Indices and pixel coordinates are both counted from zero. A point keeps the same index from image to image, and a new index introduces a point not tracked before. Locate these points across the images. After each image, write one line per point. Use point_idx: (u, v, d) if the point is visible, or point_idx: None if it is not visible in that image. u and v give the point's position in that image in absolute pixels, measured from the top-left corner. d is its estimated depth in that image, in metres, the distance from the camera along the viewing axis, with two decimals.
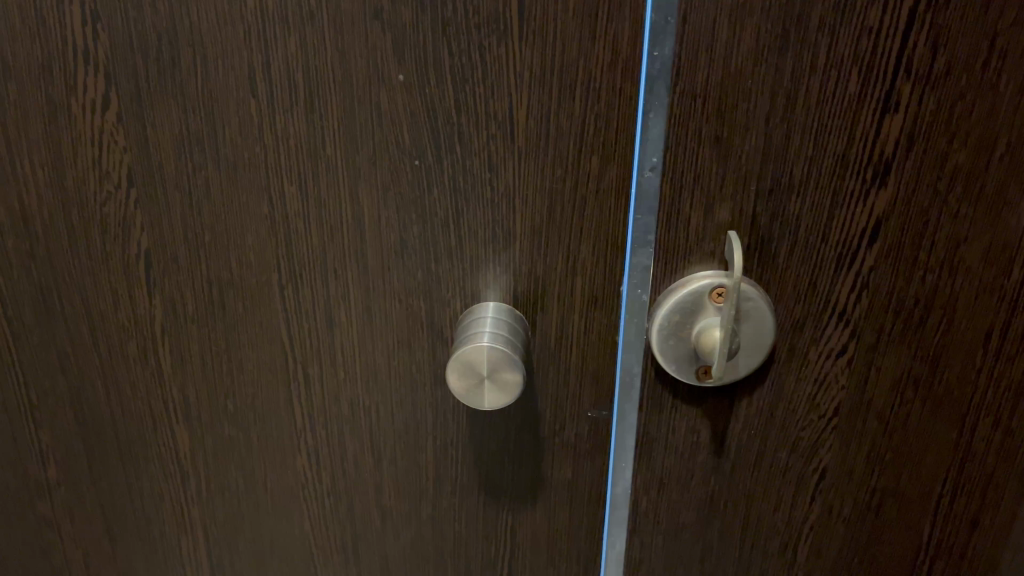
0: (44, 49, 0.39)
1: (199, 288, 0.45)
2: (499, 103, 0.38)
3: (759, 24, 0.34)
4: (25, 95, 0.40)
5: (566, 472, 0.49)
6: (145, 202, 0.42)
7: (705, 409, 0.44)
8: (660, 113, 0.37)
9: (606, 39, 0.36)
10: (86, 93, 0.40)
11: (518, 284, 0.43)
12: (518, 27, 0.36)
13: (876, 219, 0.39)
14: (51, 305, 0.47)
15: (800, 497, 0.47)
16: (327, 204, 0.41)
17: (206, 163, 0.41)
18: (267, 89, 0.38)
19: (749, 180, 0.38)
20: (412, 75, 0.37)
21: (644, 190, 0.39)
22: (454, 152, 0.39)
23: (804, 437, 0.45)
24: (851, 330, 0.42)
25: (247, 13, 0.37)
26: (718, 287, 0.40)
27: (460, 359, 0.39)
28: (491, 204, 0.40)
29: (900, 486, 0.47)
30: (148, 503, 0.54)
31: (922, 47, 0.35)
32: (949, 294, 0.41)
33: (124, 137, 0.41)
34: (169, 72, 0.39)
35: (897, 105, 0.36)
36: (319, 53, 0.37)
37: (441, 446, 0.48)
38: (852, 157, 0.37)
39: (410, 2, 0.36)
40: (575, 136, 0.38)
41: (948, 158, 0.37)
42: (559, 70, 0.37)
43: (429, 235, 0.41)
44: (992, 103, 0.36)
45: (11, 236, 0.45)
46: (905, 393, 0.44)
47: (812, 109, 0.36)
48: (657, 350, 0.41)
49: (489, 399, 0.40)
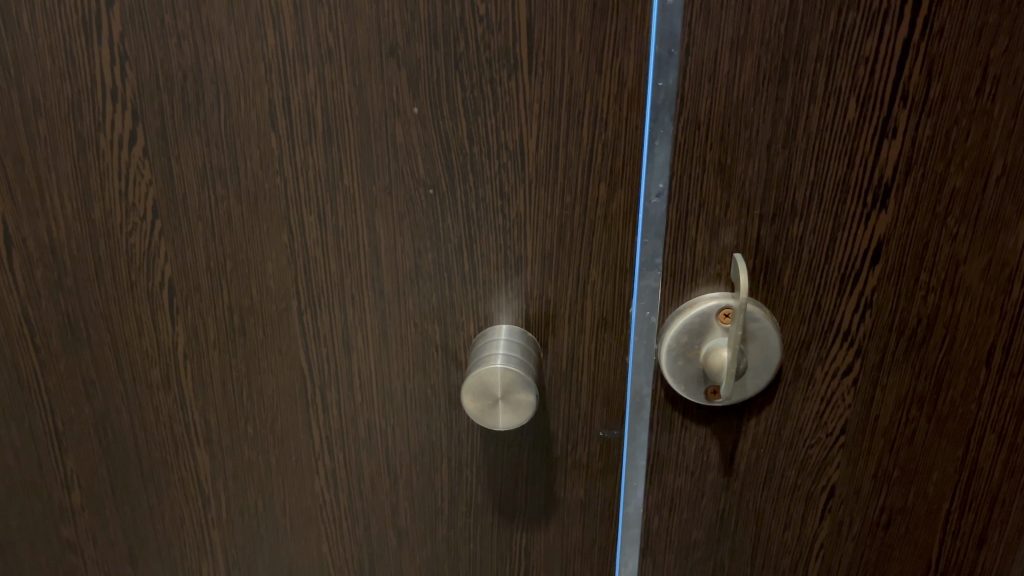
0: (74, 88, 0.41)
1: (220, 315, 0.46)
2: (510, 133, 0.39)
3: (759, 55, 0.36)
4: (56, 131, 0.42)
5: (579, 492, 0.50)
6: (169, 232, 0.44)
7: (715, 428, 0.45)
8: (665, 142, 0.38)
9: (612, 71, 0.37)
10: (113, 128, 0.41)
11: (530, 307, 0.44)
12: (527, 61, 0.37)
13: (877, 241, 0.40)
14: (78, 332, 0.48)
15: (809, 516, 0.48)
16: (345, 232, 0.43)
17: (228, 194, 0.42)
18: (287, 122, 0.40)
19: (752, 205, 0.39)
20: (425, 107, 0.39)
21: (650, 216, 0.41)
22: (467, 181, 0.40)
23: (812, 455, 0.46)
24: (856, 349, 0.43)
25: (268, 51, 0.38)
26: (725, 308, 0.41)
27: (475, 380, 0.40)
28: (503, 231, 0.42)
29: (908, 502, 0.48)
30: (169, 526, 0.55)
31: (918, 75, 0.36)
32: (951, 313, 0.42)
33: (150, 171, 0.42)
34: (194, 108, 0.40)
35: (894, 130, 0.37)
36: (337, 88, 0.39)
37: (456, 467, 0.49)
38: (852, 181, 0.39)
39: (425, 38, 0.37)
40: (583, 164, 0.40)
41: (945, 181, 0.39)
42: (567, 101, 0.38)
43: (443, 261, 0.43)
44: (987, 126, 0.37)
45: (40, 267, 0.46)
46: (910, 411, 0.45)
47: (813, 136, 0.37)
48: (667, 372, 0.42)
49: (503, 420, 0.41)
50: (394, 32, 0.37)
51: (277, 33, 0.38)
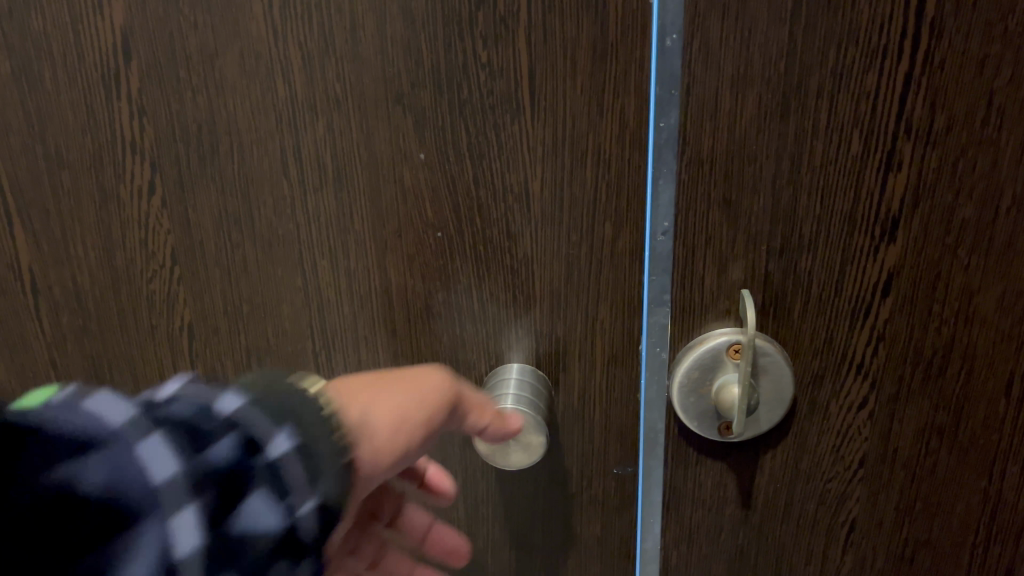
0: (95, 141, 0.42)
1: (238, 357, 0.47)
2: (515, 176, 0.40)
3: (759, 92, 0.36)
4: (79, 182, 0.44)
5: (595, 526, 0.50)
6: (188, 278, 0.45)
7: (731, 463, 0.45)
8: (668, 180, 0.38)
9: (614, 113, 0.38)
10: (133, 179, 0.43)
11: (541, 344, 0.44)
12: (530, 105, 0.38)
13: (888, 273, 0.39)
14: (103, 375, 0.49)
15: (831, 550, 0.47)
16: (356, 273, 0.43)
17: (244, 241, 0.43)
18: (298, 170, 0.41)
19: (759, 240, 0.39)
20: (432, 153, 0.40)
21: (656, 253, 0.40)
22: (475, 224, 0.41)
23: (832, 488, 0.45)
24: (871, 382, 0.42)
25: (277, 102, 0.39)
26: (735, 343, 0.41)
27: (469, 395, 0.41)
28: (512, 271, 0.42)
29: (933, 536, 0.46)
30: None
31: (920, 108, 0.36)
32: (967, 344, 0.41)
33: (168, 220, 0.44)
34: (209, 158, 0.42)
35: (899, 163, 0.37)
36: (345, 136, 0.40)
37: (473, 504, 0.51)
38: (859, 215, 0.38)
39: (429, 86, 0.38)
40: (588, 203, 0.40)
41: (955, 212, 0.38)
42: (570, 143, 0.39)
43: (453, 301, 0.43)
44: (994, 157, 0.37)
45: (67, 314, 0.48)
46: (930, 442, 0.43)
47: (817, 171, 0.37)
48: (680, 407, 0.42)
49: (506, 428, 0.41)
50: (399, 81, 0.38)
51: (287, 84, 0.39)
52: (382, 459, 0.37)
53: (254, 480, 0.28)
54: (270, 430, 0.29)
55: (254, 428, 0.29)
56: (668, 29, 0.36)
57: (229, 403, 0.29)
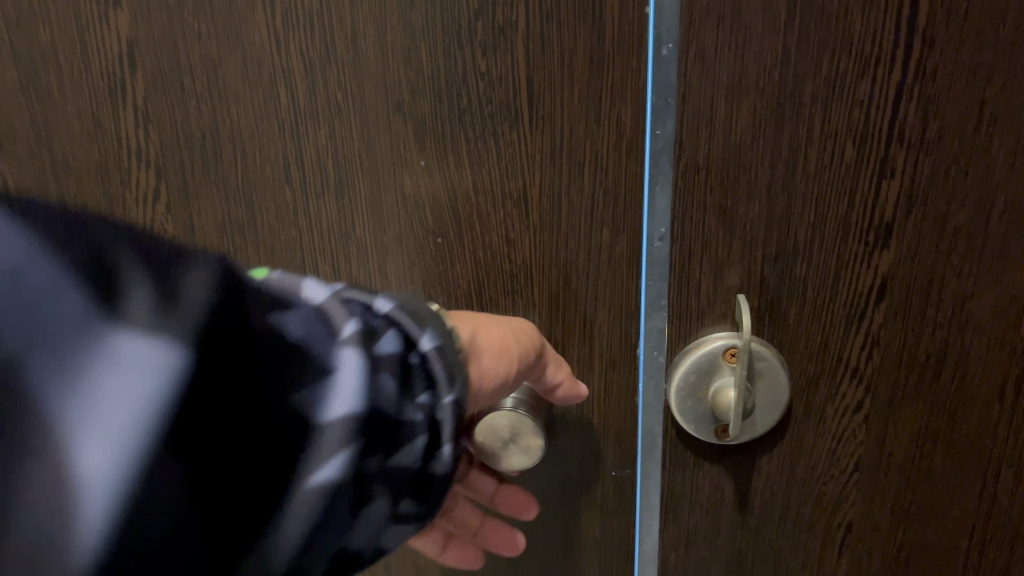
0: (101, 148, 0.43)
1: None
2: (513, 183, 0.41)
3: (754, 101, 0.37)
4: (83, 188, 0.44)
5: (594, 529, 0.51)
6: None
7: (728, 466, 0.45)
8: (665, 187, 0.39)
9: (610, 122, 0.39)
10: (138, 187, 0.44)
11: None
12: (529, 119, 0.39)
13: (882, 279, 0.40)
14: None
15: (828, 554, 0.47)
16: (359, 280, 0.45)
17: (246, 247, 0.44)
18: (301, 177, 0.42)
19: (755, 246, 0.39)
20: (431, 160, 0.41)
21: (654, 258, 0.41)
22: (474, 229, 0.42)
23: (828, 492, 0.45)
24: (865, 386, 0.42)
25: (281, 110, 0.41)
26: (731, 347, 0.41)
27: (551, 348, 0.44)
28: (510, 276, 0.43)
29: (929, 539, 0.46)
30: None
31: (913, 116, 0.37)
32: (961, 349, 0.41)
33: (172, 227, 0.45)
34: (213, 165, 0.43)
35: (892, 170, 0.38)
36: (346, 142, 0.41)
37: None
38: (853, 221, 0.39)
39: (429, 95, 0.40)
40: (586, 210, 0.41)
41: (948, 219, 0.39)
42: (567, 151, 0.40)
43: (453, 307, 0.45)
44: (986, 164, 0.37)
45: None
46: (925, 446, 0.44)
47: (812, 178, 0.38)
48: (677, 410, 0.43)
49: (577, 391, 0.44)
50: (399, 90, 0.40)
51: (289, 93, 0.40)
52: (489, 379, 0.37)
53: (412, 372, 0.30)
54: (419, 327, 0.31)
55: (408, 328, 0.31)
56: (664, 39, 0.36)
57: (382, 305, 0.31)
